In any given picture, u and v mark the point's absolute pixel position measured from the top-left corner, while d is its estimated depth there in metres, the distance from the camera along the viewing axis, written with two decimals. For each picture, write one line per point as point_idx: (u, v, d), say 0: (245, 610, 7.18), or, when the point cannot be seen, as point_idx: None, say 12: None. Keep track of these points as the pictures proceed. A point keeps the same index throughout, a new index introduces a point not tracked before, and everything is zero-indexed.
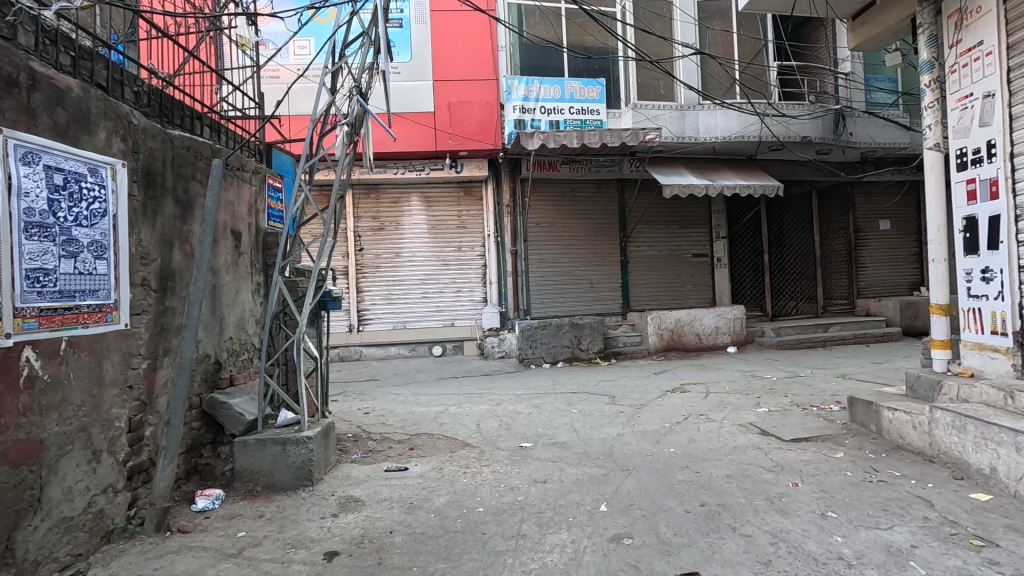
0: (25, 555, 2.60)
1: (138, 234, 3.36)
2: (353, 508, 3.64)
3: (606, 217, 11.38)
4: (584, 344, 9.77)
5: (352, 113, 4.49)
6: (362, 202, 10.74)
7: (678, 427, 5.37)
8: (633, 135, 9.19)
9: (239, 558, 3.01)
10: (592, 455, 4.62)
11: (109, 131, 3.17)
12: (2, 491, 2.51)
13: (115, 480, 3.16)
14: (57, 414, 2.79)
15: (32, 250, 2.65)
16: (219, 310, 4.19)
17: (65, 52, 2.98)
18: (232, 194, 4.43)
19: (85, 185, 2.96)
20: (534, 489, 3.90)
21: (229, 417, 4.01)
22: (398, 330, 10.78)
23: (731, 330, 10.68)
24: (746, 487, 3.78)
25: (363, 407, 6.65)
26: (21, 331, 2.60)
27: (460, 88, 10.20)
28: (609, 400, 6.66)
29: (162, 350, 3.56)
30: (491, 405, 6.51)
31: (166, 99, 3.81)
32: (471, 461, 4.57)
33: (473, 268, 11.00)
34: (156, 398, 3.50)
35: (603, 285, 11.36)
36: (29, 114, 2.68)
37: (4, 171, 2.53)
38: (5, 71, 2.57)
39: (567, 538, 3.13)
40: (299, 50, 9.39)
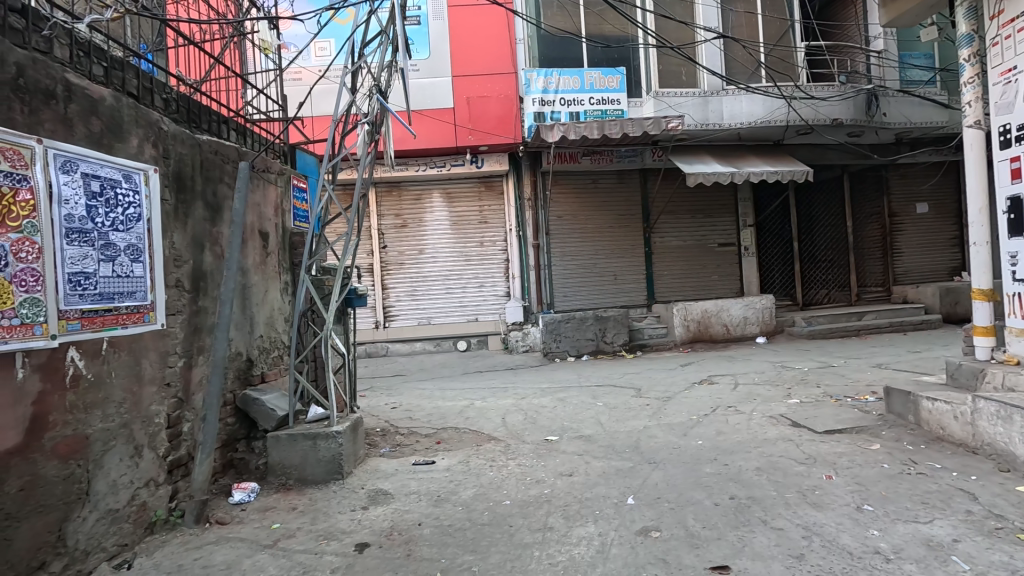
0: (76, 545, 2.74)
1: (171, 237, 3.48)
2: (382, 501, 3.71)
3: (629, 209, 11.25)
4: (609, 337, 9.71)
5: (372, 112, 4.52)
6: (385, 200, 10.87)
7: (706, 419, 5.29)
8: (656, 124, 9.02)
9: (274, 549, 3.11)
10: (617, 448, 4.60)
11: (140, 138, 3.28)
12: (53, 484, 2.64)
13: (156, 474, 3.29)
14: (101, 411, 2.92)
15: (73, 255, 2.76)
16: (249, 309, 4.31)
17: (98, 62, 3.10)
18: (259, 196, 4.54)
19: (120, 191, 3.07)
20: (560, 482, 3.90)
21: (261, 414, 4.12)
22: (423, 326, 10.90)
23: (760, 320, 10.44)
24: (776, 480, 3.70)
25: (391, 402, 6.76)
26: (65, 332, 2.72)
27: (479, 83, 10.19)
28: (634, 393, 6.60)
29: (196, 348, 3.68)
30: (515, 399, 6.53)
31: (193, 105, 3.91)
32: (497, 454, 4.61)
33: (496, 263, 11.02)
34: (192, 396, 3.63)
35: (627, 277, 11.25)
36: (66, 124, 2.79)
37: (45, 180, 2.64)
38: (43, 84, 2.68)
39: (594, 531, 3.13)
40: (320, 51, 9.56)
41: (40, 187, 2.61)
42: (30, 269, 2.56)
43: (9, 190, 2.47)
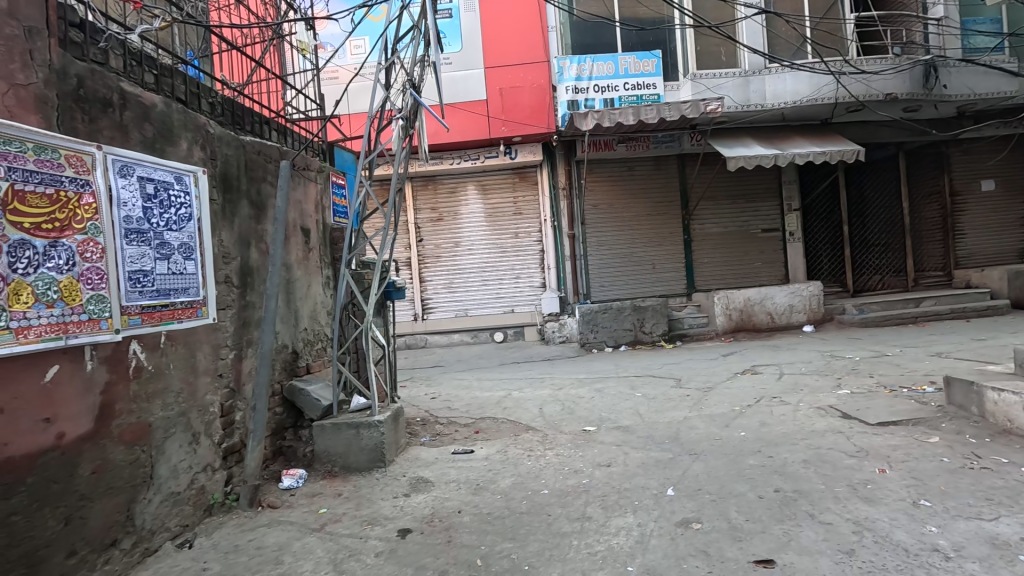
0: (142, 524, 2.95)
1: (220, 236, 3.66)
2: (423, 488, 3.81)
3: (667, 196, 10.98)
4: (647, 327, 9.55)
5: (406, 107, 4.56)
6: (421, 194, 11.05)
7: (750, 410, 5.15)
8: (693, 107, 8.74)
9: (322, 533, 3.24)
10: (657, 439, 4.54)
11: (189, 142, 3.45)
12: (121, 468, 2.83)
13: (212, 460, 3.49)
14: (161, 400, 3.11)
15: (133, 254, 2.94)
16: (293, 303, 4.48)
17: (149, 70, 3.26)
18: (300, 193, 4.69)
19: (173, 193, 3.24)
20: (598, 472, 3.89)
21: (307, 403, 4.29)
22: (460, 318, 11.03)
23: (806, 308, 10.04)
24: (825, 473, 3.57)
25: (430, 392, 6.90)
26: (127, 326, 2.89)
27: (512, 73, 10.15)
28: (674, 383, 6.50)
29: (245, 341, 3.86)
30: (552, 390, 6.54)
31: (237, 108, 4.07)
32: (535, 444, 4.63)
33: (531, 254, 10.98)
34: (243, 386, 3.82)
35: (665, 265, 11.01)
36: (121, 130, 2.96)
37: (105, 184, 2.80)
38: (101, 93, 2.84)
39: (633, 522, 3.11)
40: (355, 49, 9.78)
41: (102, 191, 2.77)
42: (95, 268, 2.72)
43: (74, 194, 2.63)
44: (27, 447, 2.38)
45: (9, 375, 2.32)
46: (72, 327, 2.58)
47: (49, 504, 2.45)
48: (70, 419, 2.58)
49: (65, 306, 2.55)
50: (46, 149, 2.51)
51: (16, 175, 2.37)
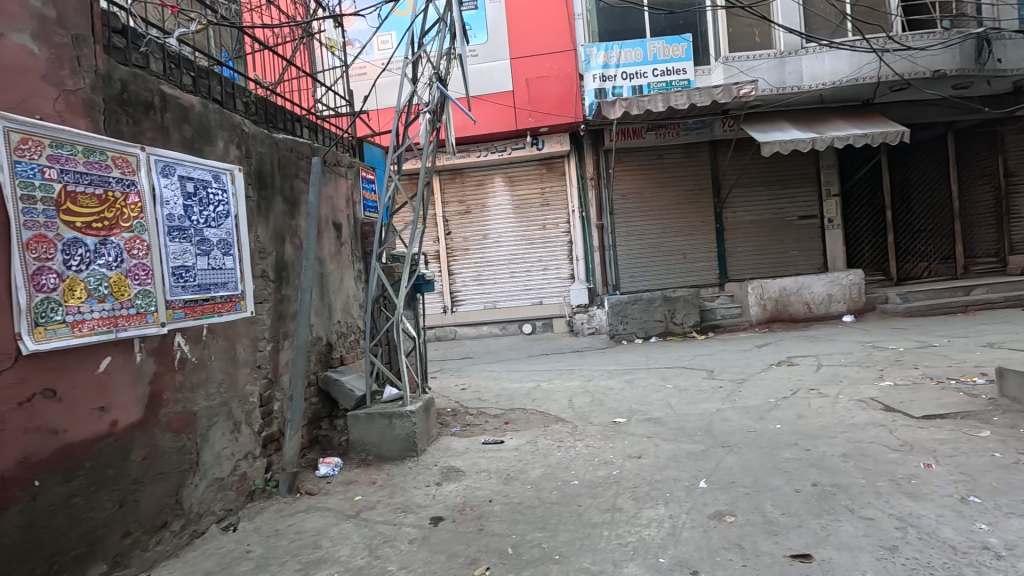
0: (191, 507, 3.10)
1: (256, 231, 3.78)
2: (454, 477, 3.87)
3: (698, 184, 10.73)
4: (678, 318, 9.40)
5: (433, 100, 4.59)
6: (448, 187, 11.12)
7: (786, 402, 5.02)
8: (725, 92, 8.49)
9: (357, 519, 3.34)
10: (689, 431, 4.48)
11: (226, 141, 3.56)
12: (170, 454, 2.98)
13: (253, 447, 3.63)
14: (204, 390, 3.24)
15: (175, 250, 3.06)
16: (327, 296, 4.59)
17: (187, 73, 3.36)
18: (331, 189, 4.79)
19: (211, 191, 3.36)
20: (629, 464, 3.87)
21: (342, 393, 4.40)
22: (489, 310, 11.09)
23: (846, 298, 9.68)
24: (865, 467, 3.45)
25: (460, 383, 6.99)
26: (172, 320, 3.02)
27: (538, 63, 10.07)
28: (706, 374, 6.39)
29: (282, 334, 3.99)
30: (582, 381, 6.53)
31: (270, 106, 4.17)
32: (565, 435, 4.64)
33: (559, 245, 10.93)
34: (280, 376, 3.95)
35: (697, 255, 10.78)
36: (163, 132, 3.08)
37: (149, 184, 2.93)
38: (143, 96, 2.96)
39: (665, 513, 3.08)
40: (382, 45, 9.91)
41: (146, 190, 2.90)
42: (141, 265, 2.85)
43: (121, 194, 2.76)
44: (85, 433, 2.52)
45: (67, 366, 2.46)
46: (122, 321, 2.71)
47: (104, 487, 2.60)
48: (123, 407, 2.72)
49: (115, 301, 2.69)
50: (95, 151, 2.64)
51: (68, 176, 2.49)
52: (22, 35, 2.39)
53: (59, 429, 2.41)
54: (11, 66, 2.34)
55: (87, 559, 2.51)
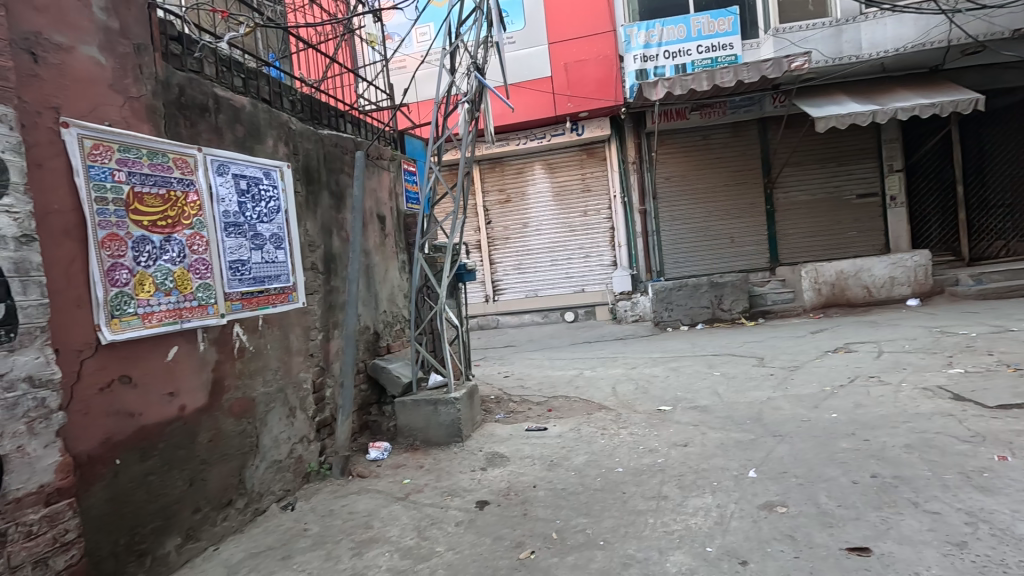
0: (253, 487, 3.30)
1: (305, 225, 3.93)
2: (499, 463, 3.93)
3: (747, 164, 10.29)
4: (725, 304, 9.10)
5: (471, 90, 4.59)
6: (488, 176, 11.17)
7: (843, 391, 4.78)
8: (775, 66, 8.07)
9: (406, 501, 3.46)
10: (737, 419, 4.36)
11: (275, 139, 3.72)
12: (232, 437, 3.18)
13: (307, 431, 3.81)
14: (261, 377, 3.42)
15: (232, 245, 3.23)
16: (373, 287, 4.73)
17: (237, 75, 3.51)
18: (374, 182, 4.91)
19: (262, 187, 3.52)
20: (674, 452, 3.81)
21: (389, 380, 4.55)
22: (530, 298, 11.11)
23: (911, 281, 9.09)
24: (931, 459, 3.26)
25: (503, 371, 7.07)
26: (231, 311, 3.20)
27: (577, 47, 9.88)
28: (756, 362, 6.18)
29: (332, 324, 4.16)
30: (626, 369, 6.46)
31: (315, 103, 4.30)
32: (608, 423, 4.61)
33: (600, 232, 10.77)
34: (331, 364, 4.12)
35: (746, 239, 10.38)
36: (217, 132, 3.23)
37: (206, 182, 3.09)
38: (198, 99, 3.12)
39: (712, 502, 3.03)
40: (421, 37, 9.98)
41: (203, 189, 3.06)
42: (201, 259, 3.02)
43: (182, 193, 2.93)
44: (157, 417, 2.73)
45: (139, 355, 2.65)
46: (186, 312, 2.90)
47: (176, 467, 2.81)
48: (189, 393, 2.92)
49: (180, 294, 2.87)
50: (158, 154, 2.81)
51: (135, 178, 2.67)
52: (91, 47, 2.56)
53: (135, 412, 2.61)
54: (82, 76, 2.51)
55: (164, 532, 2.72)
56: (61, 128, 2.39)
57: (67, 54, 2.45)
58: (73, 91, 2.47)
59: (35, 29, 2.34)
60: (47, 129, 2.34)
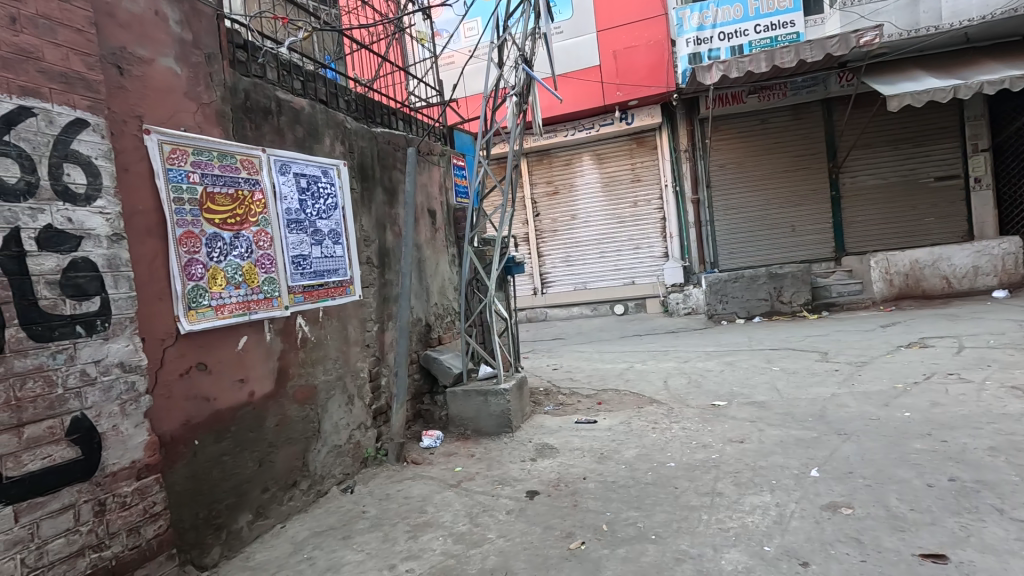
0: (315, 470, 3.49)
1: (360, 221, 4.09)
2: (548, 454, 3.96)
3: (810, 147, 9.73)
4: (785, 296, 8.69)
5: (518, 82, 4.58)
6: (536, 169, 11.16)
7: (917, 388, 4.47)
8: (842, 42, 7.57)
9: (458, 488, 3.55)
10: (797, 416, 4.17)
11: (332, 138, 3.88)
12: (297, 422, 3.37)
13: (364, 418, 3.98)
14: (322, 366, 3.60)
15: (294, 241, 3.41)
16: (424, 279, 4.86)
17: (297, 78, 3.68)
18: (425, 177, 5.03)
19: (321, 184, 3.69)
20: (729, 448, 3.70)
21: (441, 371, 4.67)
22: (579, 291, 11.04)
23: (998, 270, 8.36)
24: (1019, 463, 3.00)
25: (552, 363, 7.07)
26: (294, 303, 3.38)
27: (626, 33, 9.64)
28: (819, 357, 5.87)
29: (386, 315, 4.31)
30: (677, 363, 6.31)
31: (368, 102, 4.44)
32: (660, 417, 4.53)
33: (651, 222, 10.51)
34: (386, 354, 4.28)
35: (808, 227, 9.84)
36: (279, 134, 3.41)
37: (270, 181, 3.27)
38: (262, 103, 3.30)
39: (770, 501, 2.92)
40: (468, 32, 10.08)
41: (268, 188, 3.24)
42: (266, 254, 3.21)
43: (249, 192, 3.12)
44: (230, 401, 2.93)
45: (214, 344, 2.86)
46: (253, 305, 3.09)
47: (246, 448, 3.02)
48: (258, 380, 3.12)
49: (248, 287, 3.06)
50: (227, 156, 3.01)
51: (207, 179, 2.87)
52: (168, 59, 2.76)
53: (210, 397, 2.82)
54: (161, 86, 2.72)
55: (237, 508, 2.93)
56: (144, 134, 2.59)
57: (148, 66, 2.66)
58: (154, 99, 2.68)
59: (121, 44, 2.54)
60: (132, 136, 2.55)
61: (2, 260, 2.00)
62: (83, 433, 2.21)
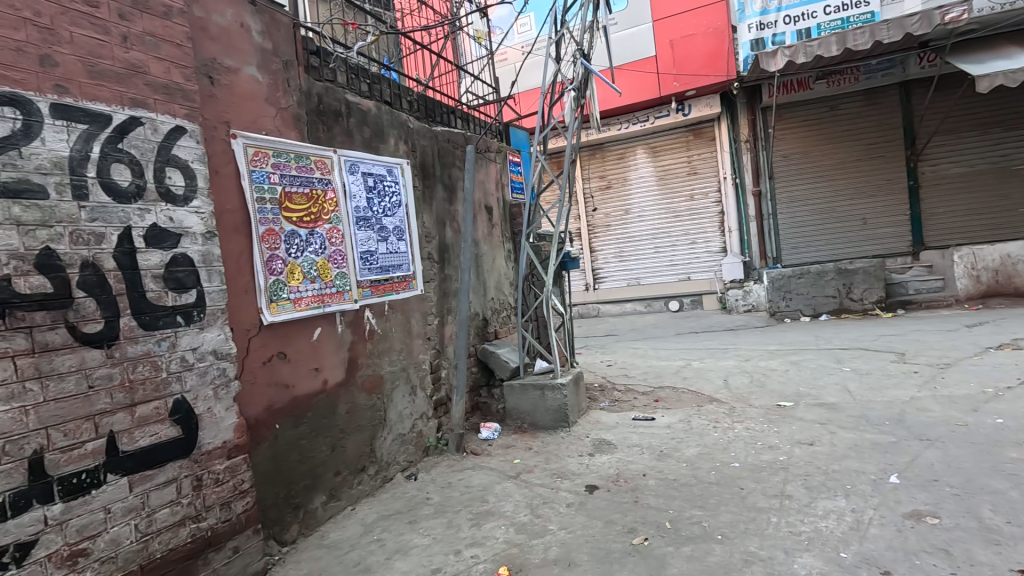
0: (382, 456, 3.65)
1: (422, 218, 4.22)
2: (606, 450, 3.95)
3: (884, 134, 9.11)
4: (856, 293, 8.21)
5: (577, 77, 4.56)
6: (589, 163, 11.11)
7: (1010, 393, 4.13)
8: (924, 21, 7.04)
9: (518, 480, 3.62)
10: (872, 419, 3.96)
11: (396, 138, 4.02)
12: (365, 410, 3.53)
13: (426, 408, 4.12)
14: (387, 357, 3.75)
15: (363, 237, 3.56)
16: (482, 275, 4.95)
17: (364, 81, 3.82)
18: (482, 174, 5.12)
19: (387, 183, 3.83)
20: (799, 450, 3.56)
21: (498, 364, 4.76)
22: (632, 287, 10.89)
23: None
24: None
25: (606, 360, 7.03)
26: (362, 297, 3.54)
27: (684, 21, 9.34)
28: (895, 358, 5.52)
29: (446, 309, 4.43)
30: (738, 361, 6.11)
31: (429, 101, 4.55)
32: (721, 416, 4.41)
33: (708, 216, 10.19)
34: (446, 347, 4.40)
35: (882, 220, 9.23)
36: (349, 135, 3.57)
37: (341, 180, 3.43)
38: (334, 106, 3.47)
39: (845, 506, 2.80)
40: (522, 28, 10.09)
41: (339, 187, 3.41)
42: (338, 250, 3.37)
43: (322, 191, 3.29)
44: (306, 389, 3.12)
45: (292, 334, 3.05)
46: (327, 298, 3.26)
47: (321, 434, 3.20)
48: (331, 369, 3.29)
49: (322, 282, 3.24)
50: (303, 157, 3.19)
51: (286, 180, 3.05)
52: (252, 67, 2.95)
53: (289, 385, 3.01)
54: (246, 93, 2.91)
55: (313, 489, 3.12)
56: (231, 139, 2.79)
57: (235, 75, 2.85)
58: (240, 106, 2.87)
59: (212, 56, 2.74)
60: (222, 141, 2.74)
61: (117, 255, 2.22)
62: (184, 414, 2.42)
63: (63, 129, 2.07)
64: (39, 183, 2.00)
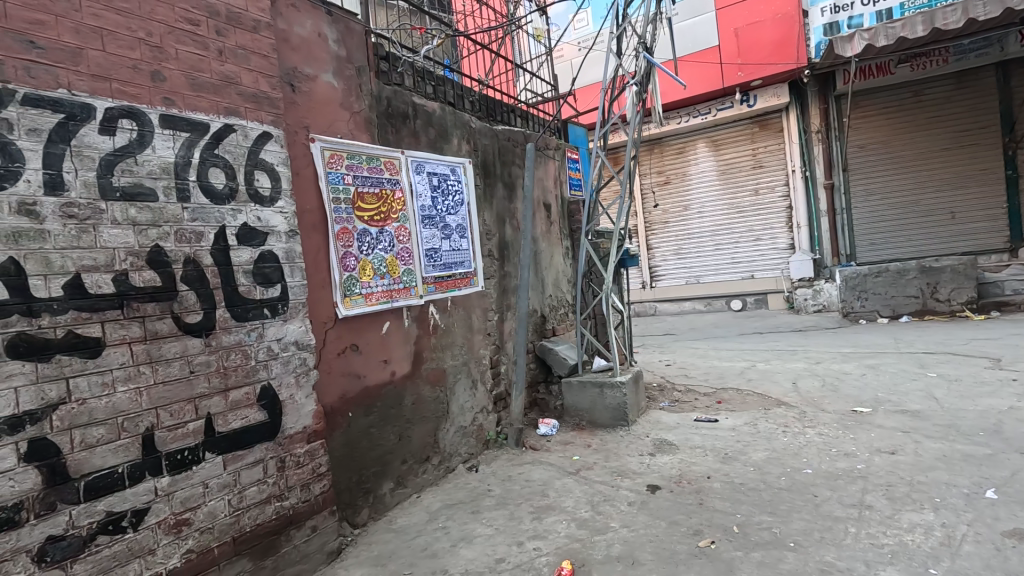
0: (445, 447, 3.77)
1: (483, 216, 4.31)
2: (668, 450, 3.88)
3: (979, 119, 8.35)
4: (942, 293, 7.58)
5: (639, 70, 4.48)
6: (647, 159, 10.88)
7: None
8: None
9: (578, 476, 3.62)
10: (963, 429, 3.67)
11: (459, 138, 4.12)
12: (429, 402, 3.66)
13: (486, 402, 4.21)
14: (450, 351, 3.86)
15: (428, 234, 3.68)
16: (541, 272, 4.98)
17: (429, 83, 3.93)
18: (542, 171, 5.15)
19: (450, 181, 3.94)
20: (878, 459, 3.35)
21: (556, 361, 4.78)
22: (692, 285, 10.58)
23: None
24: None
25: (665, 359, 6.88)
26: (427, 293, 3.66)
27: (750, 7, 8.93)
28: (990, 364, 5.06)
29: (506, 305, 4.50)
30: (808, 363, 5.82)
31: (490, 101, 4.61)
32: (791, 420, 4.23)
33: (774, 212, 9.73)
34: (505, 343, 4.47)
35: (974, 214, 8.47)
36: (415, 136, 3.70)
37: (408, 181, 3.57)
38: (401, 109, 3.61)
39: (934, 520, 2.62)
40: (578, 24, 10.03)
41: (406, 186, 3.54)
42: (405, 248, 3.51)
43: (391, 191, 3.43)
44: (376, 379, 3.27)
45: (364, 327, 3.20)
46: (395, 293, 3.40)
47: (389, 423, 3.35)
48: (398, 361, 3.44)
49: (391, 277, 3.38)
50: (374, 159, 3.34)
51: (359, 180, 3.21)
52: (329, 74, 3.11)
53: (361, 375, 3.17)
54: (323, 98, 3.08)
55: (382, 475, 3.27)
56: (310, 142, 2.96)
57: (313, 82, 3.03)
58: (318, 110, 3.04)
59: (293, 65, 2.92)
60: (302, 144, 2.91)
61: (214, 252, 2.42)
62: (269, 399, 2.61)
63: (170, 137, 2.28)
64: (150, 187, 2.21)
